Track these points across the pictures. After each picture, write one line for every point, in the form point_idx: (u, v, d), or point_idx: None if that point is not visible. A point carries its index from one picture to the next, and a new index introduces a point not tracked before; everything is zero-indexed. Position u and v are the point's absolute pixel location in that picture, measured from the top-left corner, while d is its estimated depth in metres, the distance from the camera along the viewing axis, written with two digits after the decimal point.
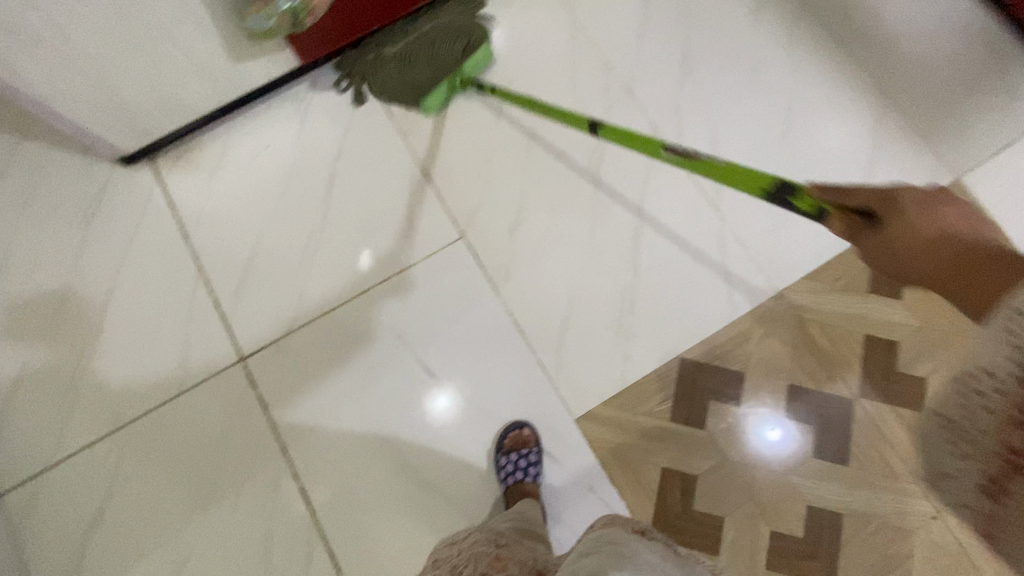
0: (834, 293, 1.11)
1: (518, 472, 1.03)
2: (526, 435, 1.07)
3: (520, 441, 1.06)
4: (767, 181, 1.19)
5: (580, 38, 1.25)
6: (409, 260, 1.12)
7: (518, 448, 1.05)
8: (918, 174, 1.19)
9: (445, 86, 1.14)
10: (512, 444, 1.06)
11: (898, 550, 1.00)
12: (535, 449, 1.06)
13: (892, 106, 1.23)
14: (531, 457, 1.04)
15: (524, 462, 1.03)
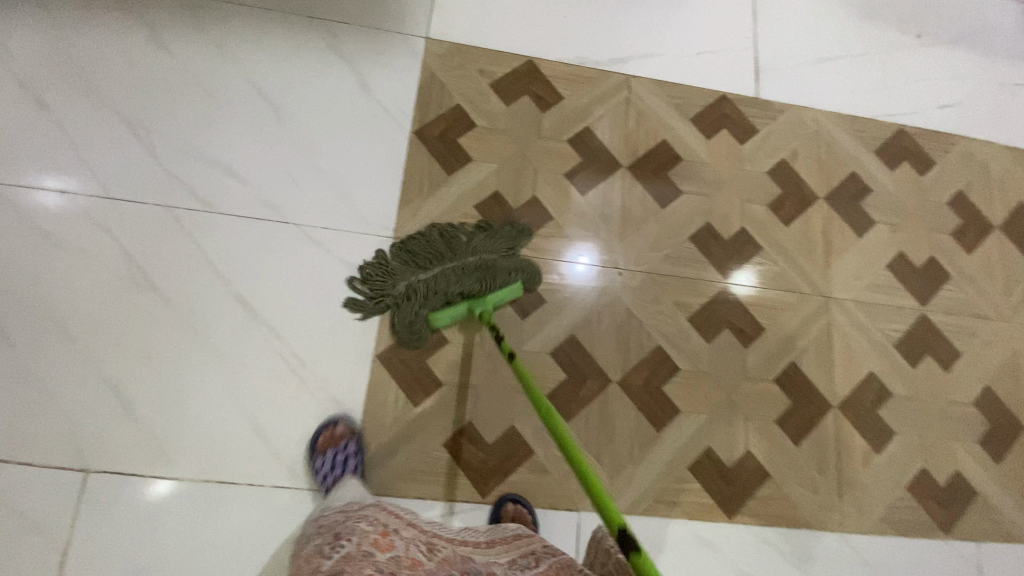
0: (428, 195, 1.14)
1: (334, 471, 0.93)
2: (343, 427, 0.97)
3: (336, 436, 0.96)
4: (299, 156, 1.11)
5: (10, 199, 1.02)
6: (47, 552, 0.89)
7: (335, 444, 0.95)
8: (401, 53, 1.20)
9: (456, 310, 1.04)
10: (328, 443, 0.95)
11: (625, 315, 1.11)
12: (353, 440, 0.96)
13: (333, 20, 1.20)
14: (350, 447, 0.95)
15: (340, 455, 0.93)
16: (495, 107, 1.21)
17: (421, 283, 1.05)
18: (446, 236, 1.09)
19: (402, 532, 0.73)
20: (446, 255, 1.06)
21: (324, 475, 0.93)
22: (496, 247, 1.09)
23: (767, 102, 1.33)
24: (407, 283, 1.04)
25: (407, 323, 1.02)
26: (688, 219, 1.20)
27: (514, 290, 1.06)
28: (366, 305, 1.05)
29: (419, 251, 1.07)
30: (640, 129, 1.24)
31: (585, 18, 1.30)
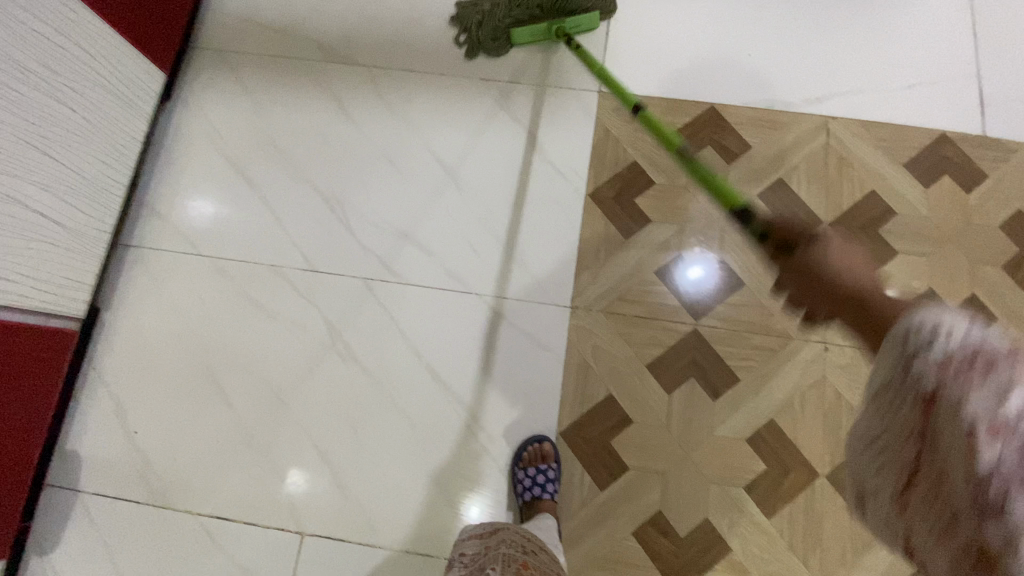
0: (607, 261, 1.09)
1: (535, 489, 0.95)
2: (547, 450, 0.98)
3: (541, 456, 0.98)
4: (478, 223, 1.11)
5: (228, 270, 1.12)
6: None
7: (538, 463, 0.97)
8: (574, 108, 1.16)
9: (539, 27, 1.15)
10: (532, 460, 0.98)
11: (831, 397, 1.00)
12: (555, 465, 0.97)
13: (506, 78, 1.18)
14: (549, 474, 0.96)
15: (540, 478, 0.95)
16: (675, 161, 1.13)
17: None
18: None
19: (538, 564, 0.78)
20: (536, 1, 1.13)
21: (524, 487, 0.95)
22: None
23: (998, 138, 1.12)
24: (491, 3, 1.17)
25: (483, 36, 1.16)
26: (903, 285, 1.05)
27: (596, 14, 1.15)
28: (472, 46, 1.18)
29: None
30: (841, 179, 1.10)
31: (772, 53, 1.17)
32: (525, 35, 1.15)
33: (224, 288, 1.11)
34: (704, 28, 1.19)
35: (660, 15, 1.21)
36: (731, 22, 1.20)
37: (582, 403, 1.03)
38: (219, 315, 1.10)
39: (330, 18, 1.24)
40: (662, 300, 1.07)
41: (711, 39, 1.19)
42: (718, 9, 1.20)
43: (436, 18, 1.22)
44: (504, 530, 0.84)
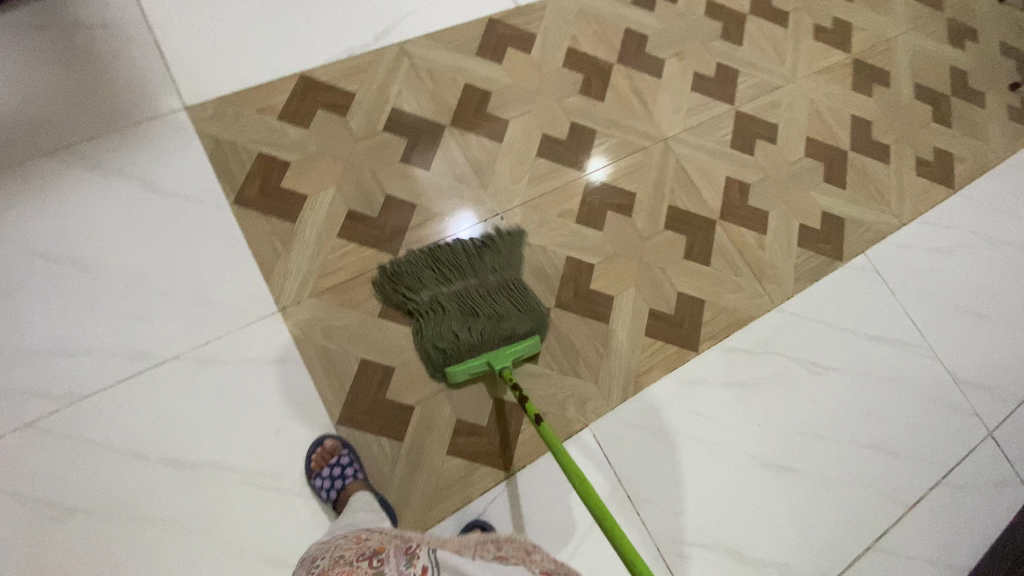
0: (288, 251, 1.07)
1: (335, 482, 0.92)
2: (331, 446, 0.96)
3: (330, 455, 0.95)
4: (131, 291, 0.99)
5: None
6: None
7: (330, 460, 0.95)
8: (167, 134, 1.08)
9: (479, 363, 1.01)
10: (323, 463, 0.95)
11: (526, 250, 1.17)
12: (345, 450, 0.95)
13: (75, 142, 1.05)
14: (344, 461, 0.94)
15: (337, 470, 0.93)
16: (297, 135, 1.14)
17: (451, 298, 1.06)
18: (490, 255, 1.13)
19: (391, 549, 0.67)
20: (463, 301, 1.06)
21: (325, 488, 0.92)
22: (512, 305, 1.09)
23: (527, 4, 1.38)
24: (432, 296, 1.06)
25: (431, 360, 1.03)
26: (525, 142, 1.26)
27: (535, 340, 1.09)
28: (388, 295, 1.07)
29: (449, 265, 1.10)
30: (439, 86, 1.25)
31: (327, 9, 1.24)
32: (466, 373, 1.01)
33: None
34: (252, 11, 1.21)
35: (204, 16, 1.18)
36: None
37: (341, 384, 1.02)
38: None
39: None
40: (358, 255, 1.10)
41: (266, 19, 1.21)
42: None
43: None
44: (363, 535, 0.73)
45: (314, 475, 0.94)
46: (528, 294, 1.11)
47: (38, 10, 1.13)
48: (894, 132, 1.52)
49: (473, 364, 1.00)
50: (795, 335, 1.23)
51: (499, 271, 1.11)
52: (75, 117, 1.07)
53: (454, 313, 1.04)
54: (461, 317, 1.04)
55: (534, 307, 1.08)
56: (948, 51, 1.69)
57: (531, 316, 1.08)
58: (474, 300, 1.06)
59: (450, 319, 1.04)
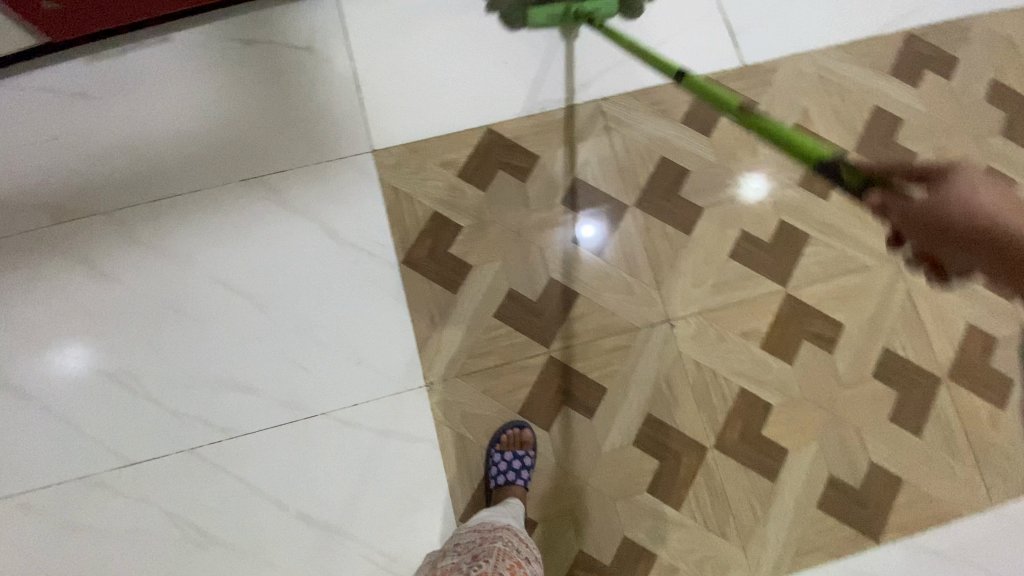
0: (443, 323, 1.02)
1: (508, 476, 0.93)
2: (525, 435, 0.97)
3: (519, 442, 0.97)
4: (296, 338, 1.02)
5: (33, 501, 0.96)
6: None
7: (516, 449, 0.96)
8: (350, 179, 1.07)
9: (556, 7, 1.11)
10: (510, 444, 0.97)
11: (694, 370, 1.02)
12: (533, 451, 0.96)
13: (268, 173, 1.07)
14: (526, 461, 0.95)
15: (517, 464, 0.94)
16: (474, 197, 1.08)
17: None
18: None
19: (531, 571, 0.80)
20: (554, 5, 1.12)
21: (499, 472, 0.93)
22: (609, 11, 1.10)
23: (755, 64, 1.16)
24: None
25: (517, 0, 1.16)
26: (721, 236, 1.07)
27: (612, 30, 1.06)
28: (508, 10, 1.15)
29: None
30: (633, 158, 1.11)
31: (527, 53, 1.14)
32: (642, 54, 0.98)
33: (36, 526, 0.95)
34: (452, 50, 1.13)
35: (406, 49, 1.13)
36: (478, 32, 1.14)
37: (471, 479, 0.97)
38: (41, 556, 0.94)
39: (43, 175, 1.06)
40: (510, 341, 1.03)
41: (465, 59, 1.13)
42: (461, 24, 1.14)
43: (165, 136, 1.08)
44: (502, 531, 0.84)
45: (499, 447, 0.96)
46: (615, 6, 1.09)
47: (256, 24, 1.14)
48: None
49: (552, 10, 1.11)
50: (1005, 547, 1.00)
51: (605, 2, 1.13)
52: (273, 146, 1.09)
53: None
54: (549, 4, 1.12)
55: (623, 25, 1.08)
56: None
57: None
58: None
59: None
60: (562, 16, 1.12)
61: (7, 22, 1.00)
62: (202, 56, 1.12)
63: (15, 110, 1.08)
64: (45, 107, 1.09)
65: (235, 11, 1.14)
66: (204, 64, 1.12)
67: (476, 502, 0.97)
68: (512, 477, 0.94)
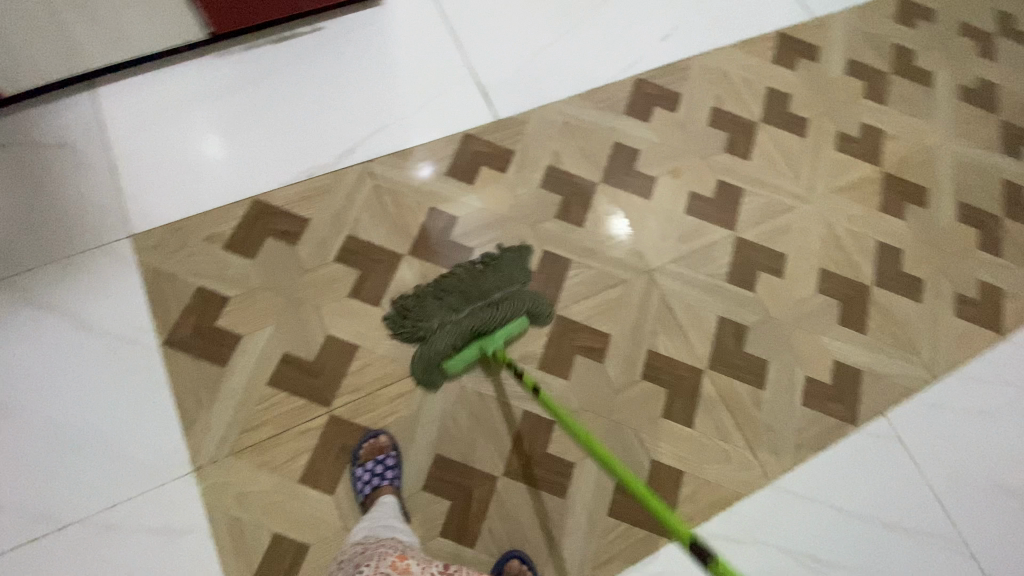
0: (212, 400, 0.99)
1: (373, 483, 0.94)
2: (382, 442, 0.99)
3: (378, 449, 0.99)
4: (48, 443, 0.94)
5: None
6: None
7: (376, 456, 0.98)
8: (104, 268, 1.04)
9: (467, 355, 1.03)
10: (370, 455, 0.98)
11: (476, 401, 1.04)
12: (394, 454, 0.98)
13: (13, 274, 1.03)
14: (389, 462, 0.97)
15: (380, 468, 0.96)
16: (242, 267, 1.08)
17: (446, 299, 1.10)
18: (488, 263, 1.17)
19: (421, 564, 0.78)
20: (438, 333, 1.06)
21: (363, 480, 0.95)
22: (477, 322, 1.06)
23: (507, 117, 1.30)
24: (438, 320, 1.08)
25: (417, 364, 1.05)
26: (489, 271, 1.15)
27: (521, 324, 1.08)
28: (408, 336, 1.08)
29: (449, 287, 1.10)
30: (401, 209, 1.17)
31: (292, 128, 1.20)
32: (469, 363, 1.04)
33: None
34: (214, 131, 1.18)
35: (165, 136, 1.16)
36: (241, 112, 1.20)
37: (249, 562, 0.91)
38: None
39: None
40: (286, 407, 1.00)
41: (223, 136, 1.17)
42: (221, 108, 1.19)
43: None
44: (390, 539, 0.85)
45: (359, 458, 0.97)
46: (507, 300, 1.10)
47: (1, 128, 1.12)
48: (931, 263, 1.31)
49: (468, 350, 1.03)
50: (789, 519, 1.06)
51: (486, 266, 1.14)
52: (18, 247, 1.05)
53: (445, 312, 1.08)
54: (450, 309, 1.09)
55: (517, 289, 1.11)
56: (1004, 162, 1.45)
57: (522, 300, 1.10)
58: (469, 293, 1.10)
59: (440, 303, 1.09)
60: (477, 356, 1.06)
61: None
62: None
63: None
64: None
65: None
66: None
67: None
68: (379, 480, 0.95)
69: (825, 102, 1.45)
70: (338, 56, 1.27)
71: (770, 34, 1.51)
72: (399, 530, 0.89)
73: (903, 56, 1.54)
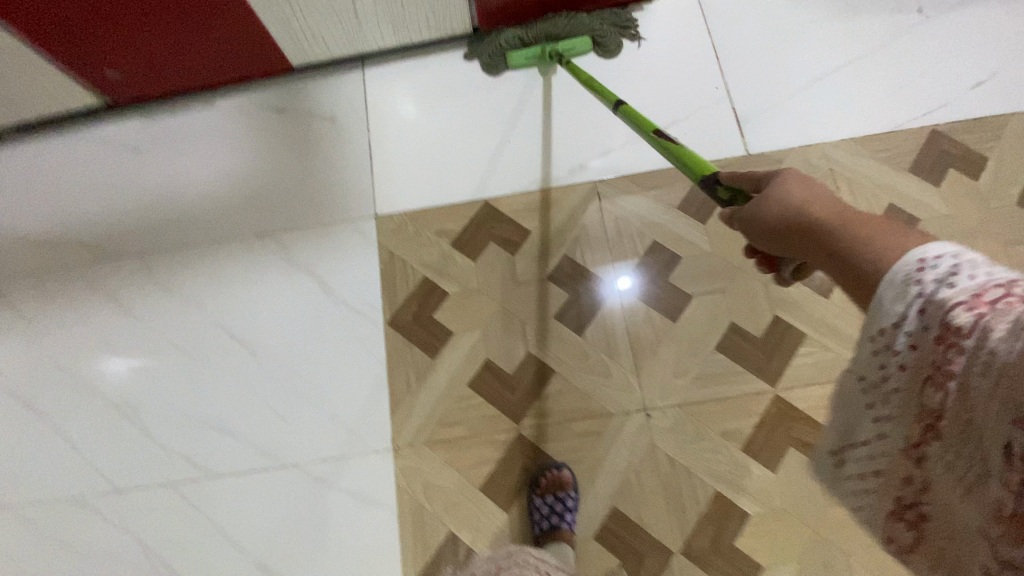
0: (418, 387, 1.05)
1: (551, 520, 0.93)
2: (564, 477, 0.97)
3: (560, 484, 0.96)
4: (283, 387, 1.07)
5: (34, 515, 1.05)
6: None
7: (557, 492, 0.95)
8: (349, 240, 1.14)
9: (532, 49, 1.17)
10: (550, 486, 0.96)
11: (667, 464, 0.97)
12: (574, 494, 0.96)
13: (279, 229, 1.16)
14: (569, 504, 0.95)
15: (560, 507, 0.94)
16: (465, 265, 1.11)
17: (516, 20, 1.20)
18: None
19: None
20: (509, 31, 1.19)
21: (542, 514, 0.94)
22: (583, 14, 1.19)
23: (760, 153, 1.15)
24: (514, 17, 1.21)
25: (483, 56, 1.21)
26: (706, 326, 1.05)
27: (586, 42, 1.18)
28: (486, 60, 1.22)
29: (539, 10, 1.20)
30: (624, 236, 1.11)
31: (532, 133, 1.19)
32: (528, 59, 1.19)
33: (33, 536, 1.04)
34: (460, 125, 1.20)
35: (417, 124, 1.21)
36: (488, 110, 1.21)
37: (423, 550, 0.97)
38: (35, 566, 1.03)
39: (95, 216, 1.20)
40: (480, 413, 1.03)
41: (421, 108, 1.22)
42: (469, 103, 1.22)
43: (195, 189, 1.20)
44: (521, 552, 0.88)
45: (540, 489, 0.96)
46: (575, 22, 1.18)
47: (289, 93, 1.25)
48: None
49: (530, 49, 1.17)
50: None
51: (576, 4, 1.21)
52: (285, 206, 1.18)
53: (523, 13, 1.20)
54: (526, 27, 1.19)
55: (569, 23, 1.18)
56: None
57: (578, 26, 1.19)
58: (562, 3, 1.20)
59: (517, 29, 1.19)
60: (538, 56, 1.18)
61: (77, 85, 1.15)
62: (240, 119, 1.25)
63: (79, 158, 1.24)
64: (102, 157, 1.24)
65: (272, 81, 1.26)
66: (239, 127, 1.24)
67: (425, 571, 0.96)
68: (556, 519, 0.94)
69: None
70: (591, 64, 1.22)
71: None
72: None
73: None
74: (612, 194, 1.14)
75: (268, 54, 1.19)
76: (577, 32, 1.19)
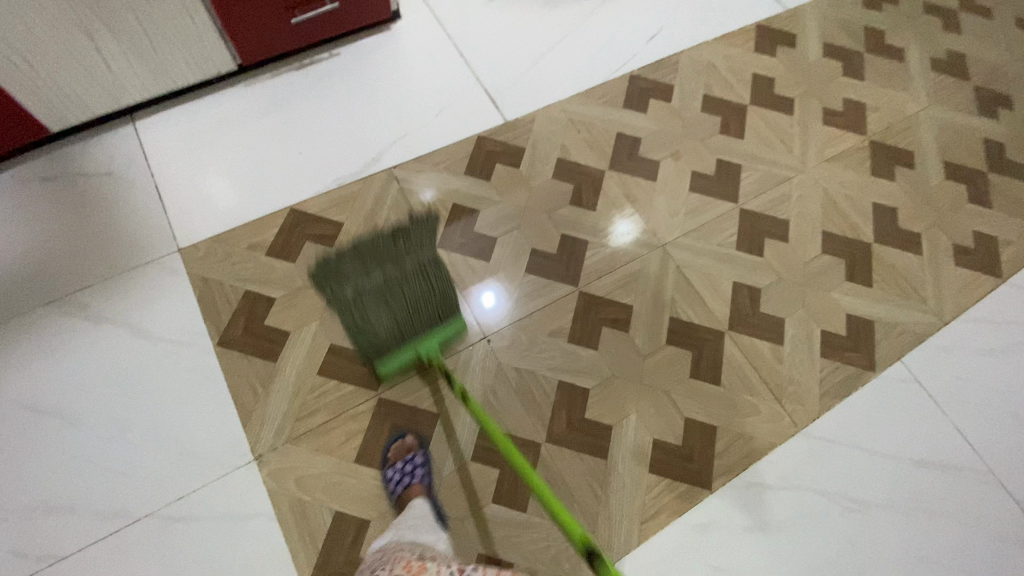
0: (267, 392, 1.05)
1: (405, 480, 0.97)
2: (408, 442, 1.03)
3: (406, 449, 1.02)
4: (115, 444, 1.00)
5: None
6: None
7: (405, 455, 1.01)
8: (157, 280, 1.12)
9: (404, 359, 1.06)
10: (399, 455, 1.02)
11: (514, 375, 1.10)
12: (421, 452, 1.02)
13: (72, 292, 1.10)
14: (417, 460, 1.00)
15: (409, 466, 0.99)
16: (285, 269, 1.16)
17: (368, 304, 1.03)
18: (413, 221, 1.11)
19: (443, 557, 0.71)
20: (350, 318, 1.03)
21: (394, 480, 0.97)
22: (430, 267, 1.07)
23: (515, 117, 1.40)
24: (355, 291, 1.04)
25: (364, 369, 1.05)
26: (514, 257, 1.22)
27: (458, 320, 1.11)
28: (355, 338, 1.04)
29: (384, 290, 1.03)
30: (426, 207, 1.26)
31: (319, 143, 1.30)
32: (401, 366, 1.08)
33: None
34: (248, 152, 1.27)
35: (203, 159, 1.25)
36: (271, 133, 1.30)
37: (315, 540, 0.96)
38: None
39: None
40: (336, 394, 1.06)
41: (196, 148, 1.26)
42: (251, 131, 1.29)
43: None
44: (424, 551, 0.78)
45: (387, 460, 1.01)
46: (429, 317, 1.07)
47: (52, 162, 1.21)
48: (927, 218, 1.39)
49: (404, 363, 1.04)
50: (824, 465, 1.10)
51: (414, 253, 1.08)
52: (74, 267, 1.12)
53: (373, 305, 1.04)
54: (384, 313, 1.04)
55: (431, 287, 1.06)
56: (983, 122, 1.54)
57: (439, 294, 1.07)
58: (398, 276, 1.05)
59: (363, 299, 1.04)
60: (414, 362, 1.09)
61: None
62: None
63: None
64: None
65: (29, 154, 1.21)
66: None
67: (323, 559, 0.95)
68: (409, 478, 0.97)
69: (809, 82, 1.56)
70: (355, 76, 1.38)
71: (749, 26, 1.63)
72: (418, 526, 0.87)
73: (874, 36, 1.65)
74: (406, 176, 1.29)
75: (20, 127, 1.15)
76: (434, 308, 1.07)
